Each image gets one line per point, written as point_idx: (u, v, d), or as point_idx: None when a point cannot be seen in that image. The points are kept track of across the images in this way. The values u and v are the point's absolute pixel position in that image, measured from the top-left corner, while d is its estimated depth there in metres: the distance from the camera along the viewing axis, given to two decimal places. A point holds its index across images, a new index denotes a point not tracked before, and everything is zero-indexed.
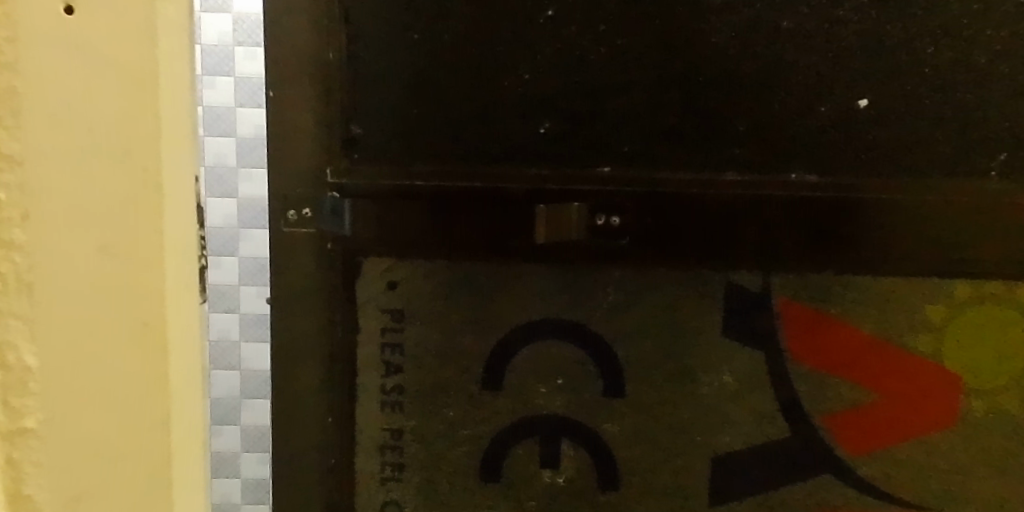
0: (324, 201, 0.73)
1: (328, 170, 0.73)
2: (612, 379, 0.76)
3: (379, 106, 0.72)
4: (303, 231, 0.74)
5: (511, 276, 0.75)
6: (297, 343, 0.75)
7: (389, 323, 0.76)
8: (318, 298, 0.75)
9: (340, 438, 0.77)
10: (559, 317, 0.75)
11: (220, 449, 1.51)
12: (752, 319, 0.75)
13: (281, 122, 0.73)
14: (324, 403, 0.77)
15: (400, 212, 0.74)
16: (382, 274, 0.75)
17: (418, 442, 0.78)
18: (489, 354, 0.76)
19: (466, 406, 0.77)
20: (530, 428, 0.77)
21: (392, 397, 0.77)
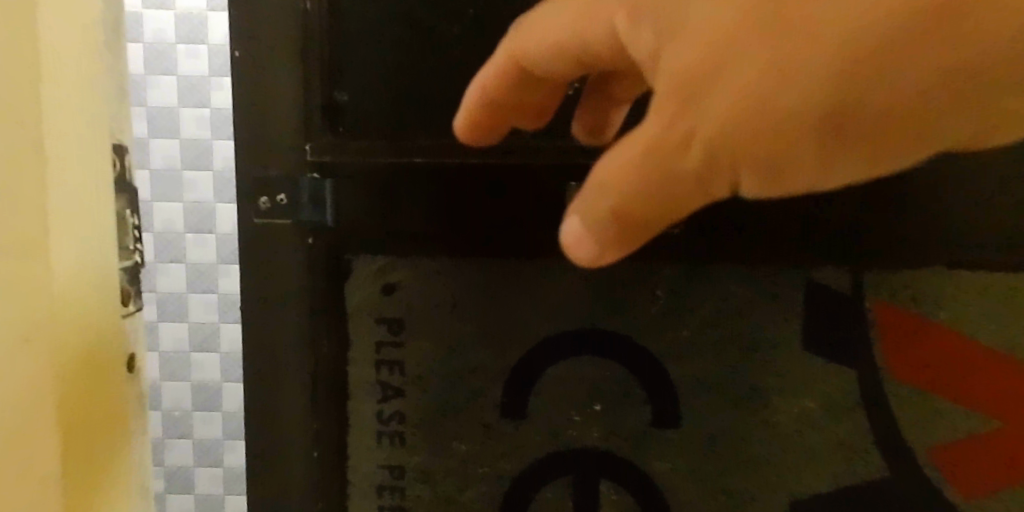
0: (301, 184, 0.59)
1: (308, 147, 0.59)
2: (662, 404, 0.60)
3: (367, 67, 0.58)
4: (279, 223, 0.59)
5: (535, 276, 0.60)
6: (274, 361, 0.61)
7: (386, 336, 0.62)
8: (302, 307, 0.61)
9: (327, 477, 0.63)
10: (597, 330, 0.60)
11: (230, 471, 1.14)
12: (841, 329, 0.59)
13: (251, 91, 0.58)
14: (309, 434, 0.63)
15: (397, 199, 0.59)
16: (375, 275, 0.61)
17: (423, 483, 0.63)
18: (508, 376, 0.61)
19: (481, 439, 0.62)
20: (562, 466, 0.61)
21: (392, 427, 0.63)
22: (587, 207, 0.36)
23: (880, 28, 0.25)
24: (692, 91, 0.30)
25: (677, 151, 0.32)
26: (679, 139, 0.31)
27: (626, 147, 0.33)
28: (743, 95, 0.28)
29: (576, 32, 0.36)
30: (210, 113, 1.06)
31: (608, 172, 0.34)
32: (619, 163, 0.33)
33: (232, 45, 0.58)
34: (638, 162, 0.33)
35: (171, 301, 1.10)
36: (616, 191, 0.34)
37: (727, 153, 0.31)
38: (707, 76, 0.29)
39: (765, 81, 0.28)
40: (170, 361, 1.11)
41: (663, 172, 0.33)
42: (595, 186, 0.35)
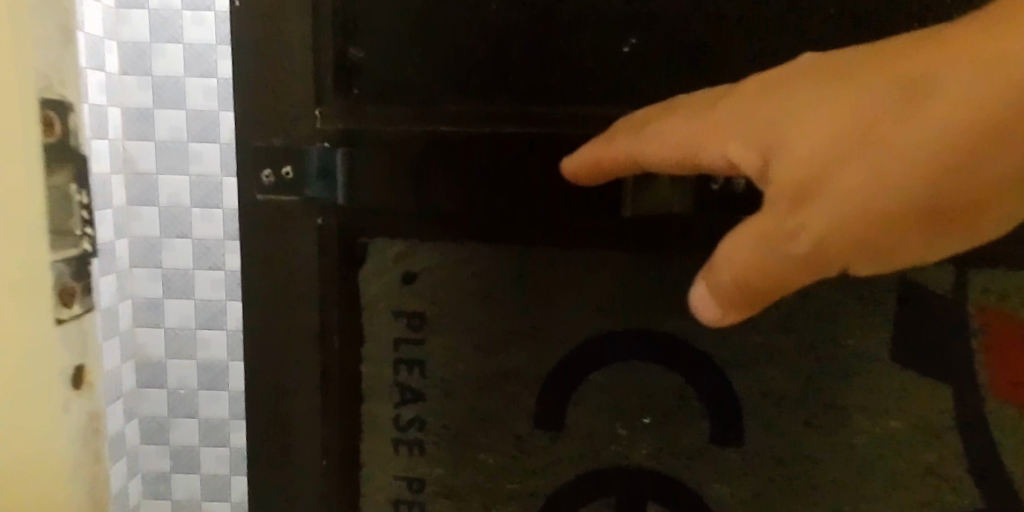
0: (311, 154, 0.51)
1: (319, 112, 0.51)
2: (722, 420, 0.52)
3: (388, 21, 0.50)
4: (286, 199, 0.52)
5: (579, 266, 0.52)
6: (281, 356, 0.54)
7: (405, 332, 0.54)
8: (311, 298, 0.53)
9: (336, 490, 0.56)
10: (648, 331, 0.52)
11: (177, 449, 1.10)
12: (938, 338, 0.49)
13: (255, 47, 0.50)
14: (317, 439, 0.55)
15: (422, 175, 0.51)
16: (396, 261, 0.53)
17: (444, 497, 0.56)
18: (543, 382, 0.53)
19: (512, 453, 0.54)
20: (602, 485, 0.53)
21: (410, 435, 0.55)
22: (711, 283, 0.42)
23: (952, 130, 0.32)
24: (804, 192, 0.36)
25: (794, 243, 0.37)
26: (789, 230, 0.37)
27: (745, 237, 0.39)
28: (846, 191, 0.35)
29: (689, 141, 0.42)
30: (217, 83, 1.00)
31: (734, 255, 0.40)
32: (740, 247, 0.39)
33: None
34: (761, 247, 0.38)
35: (177, 276, 1.06)
36: (740, 271, 0.40)
37: (838, 242, 0.36)
38: (813, 176, 0.36)
39: (864, 187, 0.34)
40: (175, 337, 1.07)
41: (787, 257, 0.38)
42: (719, 266, 0.41)
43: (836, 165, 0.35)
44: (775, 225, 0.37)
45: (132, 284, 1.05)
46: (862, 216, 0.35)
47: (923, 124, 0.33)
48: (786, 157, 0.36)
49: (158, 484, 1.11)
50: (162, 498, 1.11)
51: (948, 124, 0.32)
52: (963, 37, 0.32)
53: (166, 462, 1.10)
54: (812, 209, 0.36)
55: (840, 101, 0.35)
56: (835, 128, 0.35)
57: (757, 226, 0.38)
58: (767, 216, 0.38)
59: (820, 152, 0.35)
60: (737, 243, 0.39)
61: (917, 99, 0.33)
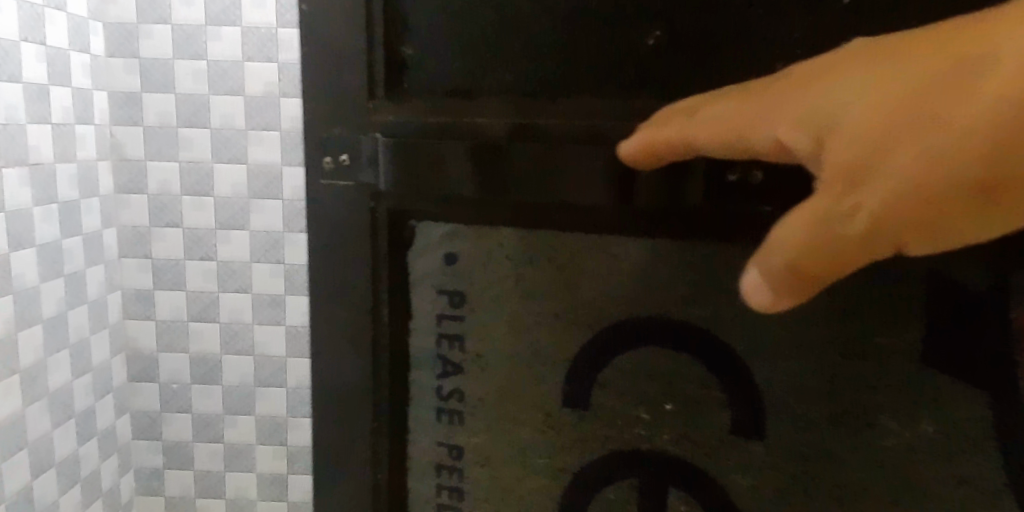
0: (364, 144, 0.55)
1: (372, 104, 0.55)
2: (745, 411, 0.52)
3: (435, 19, 0.54)
4: (343, 185, 0.56)
5: (599, 254, 0.54)
6: (338, 328, 0.58)
7: (446, 309, 0.58)
8: (357, 275, 0.58)
9: (386, 456, 0.60)
10: (673, 320, 0.53)
11: (170, 444, 1.08)
12: (976, 344, 0.47)
13: (319, 42, 0.55)
14: (367, 405, 0.59)
15: (457, 164, 0.54)
16: (438, 242, 0.57)
17: (482, 466, 0.59)
18: (572, 363, 0.56)
19: (542, 427, 0.57)
20: (625, 467, 0.55)
21: (451, 405, 0.59)
22: (764, 267, 0.45)
23: (1000, 114, 0.37)
24: (859, 175, 0.40)
25: (848, 223, 0.41)
26: (848, 210, 0.41)
27: (799, 220, 0.43)
28: (902, 172, 0.39)
29: (735, 129, 0.45)
30: (206, 65, 0.98)
31: (790, 237, 0.43)
32: (795, 229, 0.43)
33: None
34: (818, 227, 0.42)
35: (166, 268, 1.04)
36: (795, 252, 0.43)
37: (888, 222, 0.41)
38: (871, 160, 0.40)
39: (918, 168, 0.39)
40: (166, 330, 1.05)
41: (840, 236, 0.42)
42: (774, 249, 0.44)
43: (888, 148, 0.39)
44: (833, 206, 0.41)
45: (122, 275, 1.04)
46: (914, 194, 0.39)
47: (973, 110, 0.38)
48: (840, 142, 0.41)
49: (152, 481, 1.10)
50: (154, 494, 1.10)
51: (997, 108, 0.37)
52: (997, 34, 0.37)
53: (156, 457, 1.09)
54: (868, 191, 0.40)
55: (893, 83, 0.40)
56: (888, 114, 0.39)
57: (813, 210, 0.42)
58: (823, 200, 0.42)
59: (878, 127, 0.39)
60: (792, 225, 0.43)
61: (960, 89, 0.38)
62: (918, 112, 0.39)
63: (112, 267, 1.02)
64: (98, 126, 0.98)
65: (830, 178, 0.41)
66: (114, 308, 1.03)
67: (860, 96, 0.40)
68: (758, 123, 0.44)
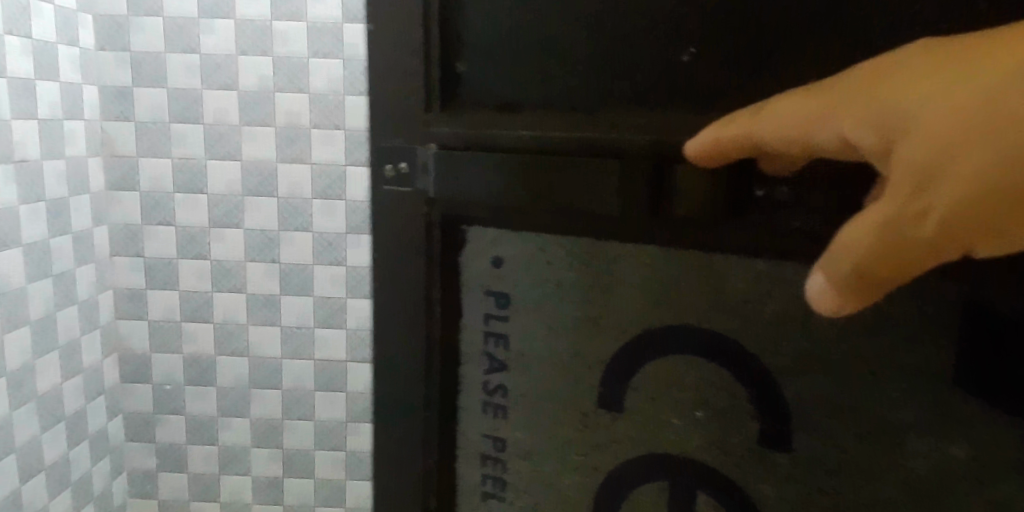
0: (421, 153, 0.59)
1: (428, 115, 0.58)
2: (771, 422, 0.52)
3: (487, 40, 0.58)
4: (403, 191, 0.60)
5: (633, 263, 0.55)
6: (399, 326, 0.62)
7: (493, 309, 0.62)
8: (413, 275, 0.62)
9: (437, 445, 0.64)
10: (701, 330, 0.54)
11: (162, 447, 1.14)
12: (1008, 370, 0.44)
13: (386, 62, 0.59)
14: (422, 396, 0.63)
15: (501, 173, 0.56)
16: (487, 247, 0.61)
17: (524, 459, 0.63)
18: (606, 366, 0.58)
19: (579, 426, 0.60)
20: (655, 469, 0.57)
21: (496, 400, 0.63)
22: (829, 271, 0.45)
23: None
24: (926, 178, 0.40)
25: (916, 225, 0.41)
26: (917, 213, 0.41)
27: (865, 224, 0.43)
28: (973, 175, 0.39)
29: (799, 128, 0.45)
30: (199, 59, 1.03)
31: (857, 242, 0.43)
32: (861, 233, 0.43)
33: (368, 15, 0.58)
34: (884, 231, 0.42)
35: (158, 267, 1.09)
36: (861, 258, 0.43)
37: (958, 224, 0.40)
38: (938, 163, 0.40)
39: (990, 170, 0.39)
40: (160, 330, 1.11)
41: (908, 238, 0.42)
42: (838, 254, 0.45)
43: (957, 149, 0.39)
44: (901, 210, 0.41)
45: (114, 274, 1.10)
46: (987, 194, 0.39)
47: None
48: (909, 146, 0.41)
49: (145, 483, 1.16)
50: (147, 497, 1.17)
51: None
52: None
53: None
54: (937, 195, 0.40)
55: (954, 85, 0.39)
56: (956, 117, 0.39)
57: (878, 213, 0.42)
58: (890, 205, 0.42)
59: (952, 131, 0.39)
60: (858, 228, 0.43)
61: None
62: (990, 113, 0.38)
63: (104, 265, 1.09)
64: (88, 119, 1.04)
65: (897, 182, 0.41)
66: (105, 308, 1.09)
67: (928, 97, 0.40)
68: (824, 122, 0.44)
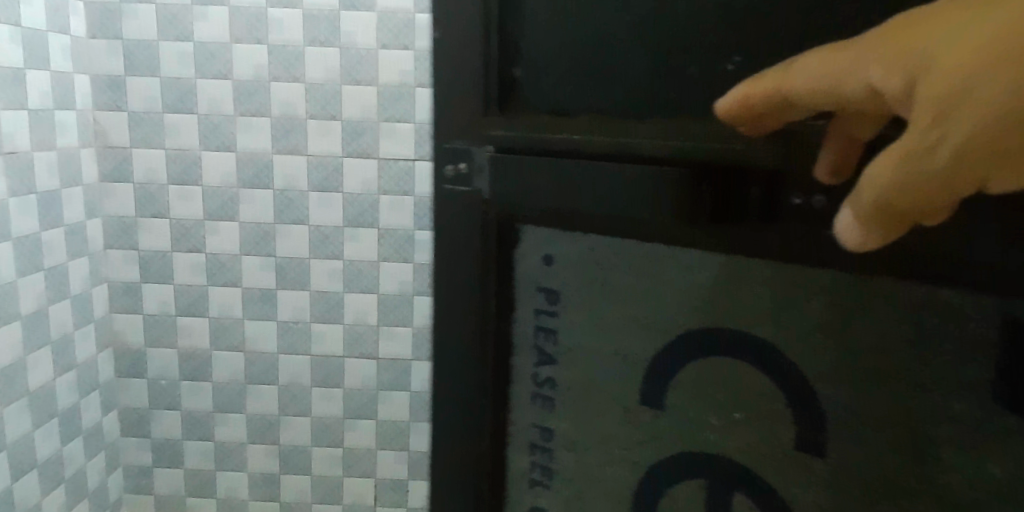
0: (478, 156, 0.61)
1: (487, 119, 0.61)
2: (808, 427, 0.53)
3: (543, 48, 0.59)
4: (462, 190, 0.62)
5: (674, 268, 0.56)
6: (460, 315, 0.66)
7: (543, 305, 0.64)
8: (470, 272, 0.65)
9: (489, 435, 0.67)
10: (743, 333, 0.55)
11: None
12: None
13: (444, 72, 0.61)
14: (477, 383, 0.67)
15: (552, 177, 0.57)
16: (537, 245, 0.62)
17: (570, 451, 0.65)
18: (649, 363, 0.60)
19: (623, 421, 0.62)
20: (695, 466, 0.59)
21: (545, 392, 0.65)
22: (843, 227, 0.44)
23: None
24: (944, 107, 0.36)
25: (931, 161, 0.38)
26: (932, 147, 0.37)
27: (881, 163, 0.40)
28: (994, 105, 0.35)
29: (816, 76, 0.43)
30: None
31: (869, 185, 0.41)
32: (876, 170, 0.40)
33: (435, 23, 0.61)
34: (897, 168, 0.39)
35: None
36: (872, 202, 0.41)
37: (979, 164, 0.37)
38: (959, 90, 0.36)
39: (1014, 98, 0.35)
40: None
41: (921, 176, 0.38)
42: (852, 205, 0.43)
43: (978, 77, 0.35)
44: (915, 143, 0.38)
45: None
46: (1010, 126, 0.35)
47: None
48: (931, 74, 0.37)
49: None
50: None
51: None
52: None
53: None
54: (954, 127, 0.36)
55: (971, 36, 0.36)
56: (980, 44, 0.35)
57: (895, 148, 0.39)
58: (908, 138, 0.38)
59: (973, 60, 0.35)
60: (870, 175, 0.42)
61: None
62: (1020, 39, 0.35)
63: None
64: None
65: (915, 114, 0.38)
66: None
67: (958, 25, 0.36)
68: (842, 66, 0.41)
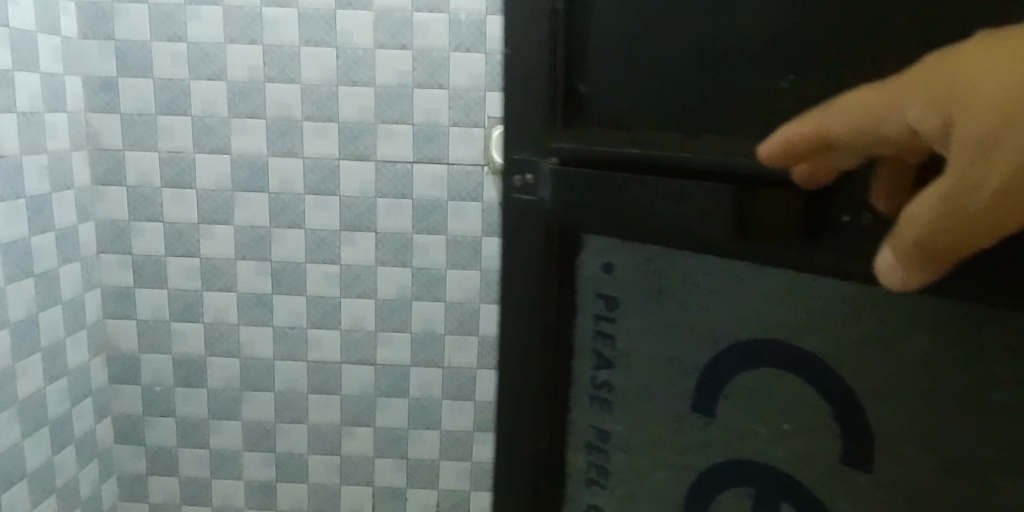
0: (542, 169, 0.64)
1: (553, 134, 0.64)
2: (852, 443, 0.52)
3: (611, 75, 0.61)
4: (526, 200, 0.66)
5: (724, 275, 0.57)
6: (524, 317, 0.69)
7: (602, 311, 0.66)
8: (533, 282, 0.68)
9: (546, 435, 0.70)
10: (792, 347, 0.54)
11: (155, 449, 1.42)
12: None
13: (523, 94, 0.65)
14: (538, 381, 0.69)
15: (606, 187, 0.60)
16: (598, 253, 0.64)
17: (623, 453, 0.67)
18: (699, 372, 0.61)
19: (674, 426, 0.63)
20: (742, 475, 0.59)
21: (602, 395, 0.67)
22: (892, 258, 0.45)
23: None
24: (984, 142, 0.39)
25: (976, 192, 0.40)
26: (975, 180, 0.40)
27: (927, 195, 0.42)
28: None
29: (865, 114, 0.46)
30: (185, 48, 1.30)
31: (915, 217, 0.43)
32: (920, 204, 0.43)
33: (508, 45, 0.65)
34: (941, 200, 0.42)
35: (147, 263, 1.37)
36: (918, 233, 0.43)
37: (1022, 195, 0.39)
38: (997, 126, 0.39)
39: None
40: (150, 327, 1.38)
41: (968, 207, 0.41)
42: (901, 237, 0.44)
43: (1012, 114, 0.38)
44: (959, 175, 0.41)
45: (100, 273, 1.37)
46: None
47: None
48: (971, 110, 0.40)
49: (134, 488, 1.44)
50: (140, 500, 1.45)
51: None
52: None
53: (141, 465, 1.43)
54: (994, 159, 0.39)
55: (996, 77, 0.39)
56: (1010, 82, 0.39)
57: (941, 182, 0.42)
58: (949, 174, 0.41)
59: (1001, 97, 0.39)
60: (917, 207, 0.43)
61: None
62: None
63: (91, 265, 1.35)
64: (72, 112, 1.29)
65: (956, 150, 0.41)
66: (95, 307, 1.36)
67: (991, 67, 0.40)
68: (888, 105, 0.45)
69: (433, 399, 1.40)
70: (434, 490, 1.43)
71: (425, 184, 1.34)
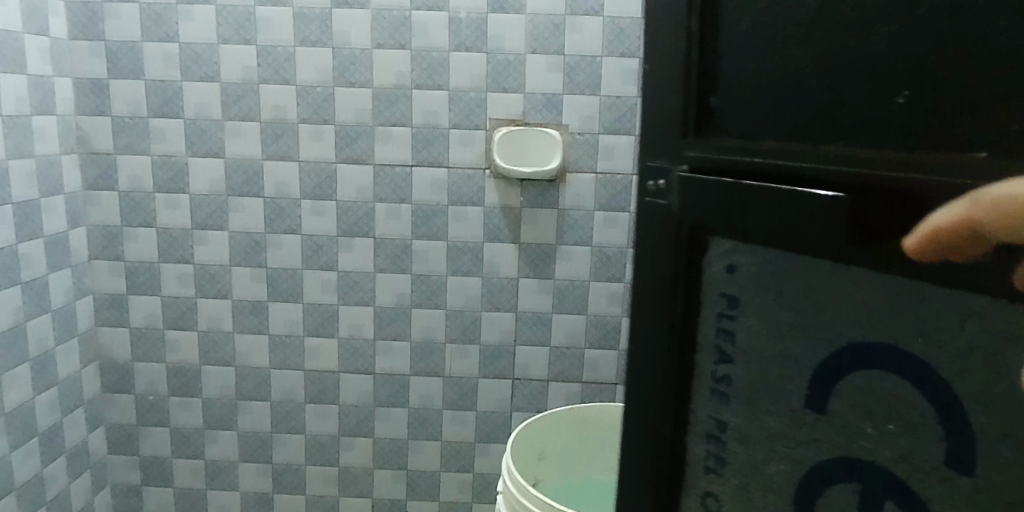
0: (672, 176, 0.60)
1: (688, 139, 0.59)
2: (957, 444, 0.46)
3: (736, 84, 0.57)
4: (658, 204, 0.61)
5: (841, 277, 0.50)
6: (648, 315, 0.64)
7: (724, 308, 0.59)
8: (664, 273, 0.62)
9: (672, 417, 0.64)
10: (888, 344, 0.49)
11: (149, 460, 1.43)
12: None
13: (655, 101, 0.61)
14: (662, 369, 0.64)
15: (737, 197, 0.55)
16: (722, 252, 0.58)
17: (740, 443, 0.60)
18: (814, 365, 0.54)
19: (789, 417, 0.56)
20: (850, 469, 0.52)
21: (722, 388, 0.60)
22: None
23: None
24: None
25: None
26: None
27: None
28: None
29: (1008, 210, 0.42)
30: (179, 48, 1.29)
31: None
32: None
33: (647, 60, 0.61)
34: None
35: (139, 270, 1.36)
36: None
37: None
38: None
39: None
40: (142, 335, 1.38)
41: None
42: None
43: None
44: None
45: (92, 280, 1.36)
46: None
47: None
48: None
49: (128, 497, 1.44)
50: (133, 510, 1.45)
51: None
52: None
53: (134, 474, 1.43)
54: None
55: None
56: None
57: None
58: None
59: None
60: None
61: None
62: None
63: (82, 271, 1.34)
64: (65, 115, 1.29)
65: None
66: (86, 312, 1.36)
67: None
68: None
69: (433, 409, 1.40)
70: (434, 502, 1.43)
71: (424, 188, 1.33)
